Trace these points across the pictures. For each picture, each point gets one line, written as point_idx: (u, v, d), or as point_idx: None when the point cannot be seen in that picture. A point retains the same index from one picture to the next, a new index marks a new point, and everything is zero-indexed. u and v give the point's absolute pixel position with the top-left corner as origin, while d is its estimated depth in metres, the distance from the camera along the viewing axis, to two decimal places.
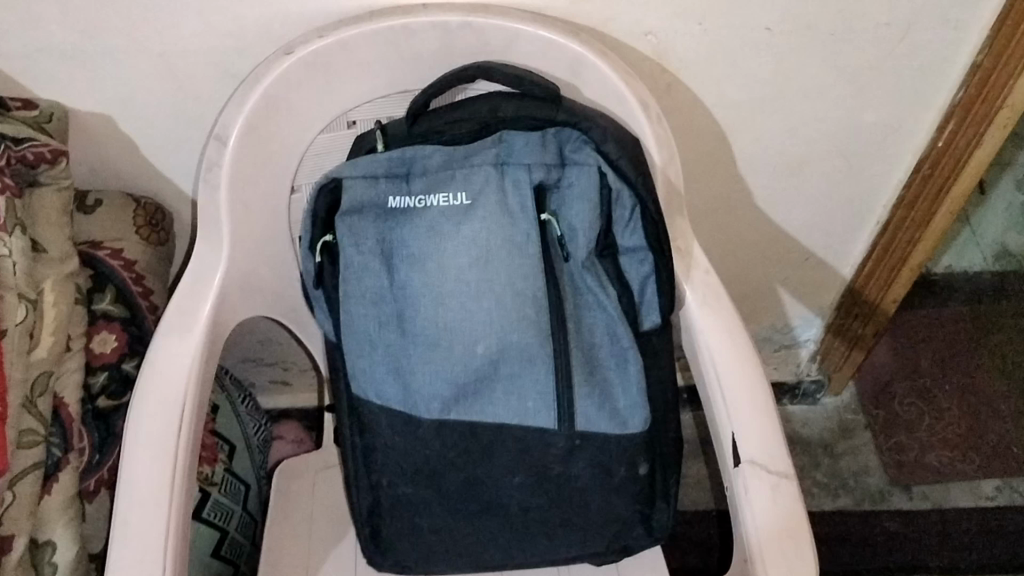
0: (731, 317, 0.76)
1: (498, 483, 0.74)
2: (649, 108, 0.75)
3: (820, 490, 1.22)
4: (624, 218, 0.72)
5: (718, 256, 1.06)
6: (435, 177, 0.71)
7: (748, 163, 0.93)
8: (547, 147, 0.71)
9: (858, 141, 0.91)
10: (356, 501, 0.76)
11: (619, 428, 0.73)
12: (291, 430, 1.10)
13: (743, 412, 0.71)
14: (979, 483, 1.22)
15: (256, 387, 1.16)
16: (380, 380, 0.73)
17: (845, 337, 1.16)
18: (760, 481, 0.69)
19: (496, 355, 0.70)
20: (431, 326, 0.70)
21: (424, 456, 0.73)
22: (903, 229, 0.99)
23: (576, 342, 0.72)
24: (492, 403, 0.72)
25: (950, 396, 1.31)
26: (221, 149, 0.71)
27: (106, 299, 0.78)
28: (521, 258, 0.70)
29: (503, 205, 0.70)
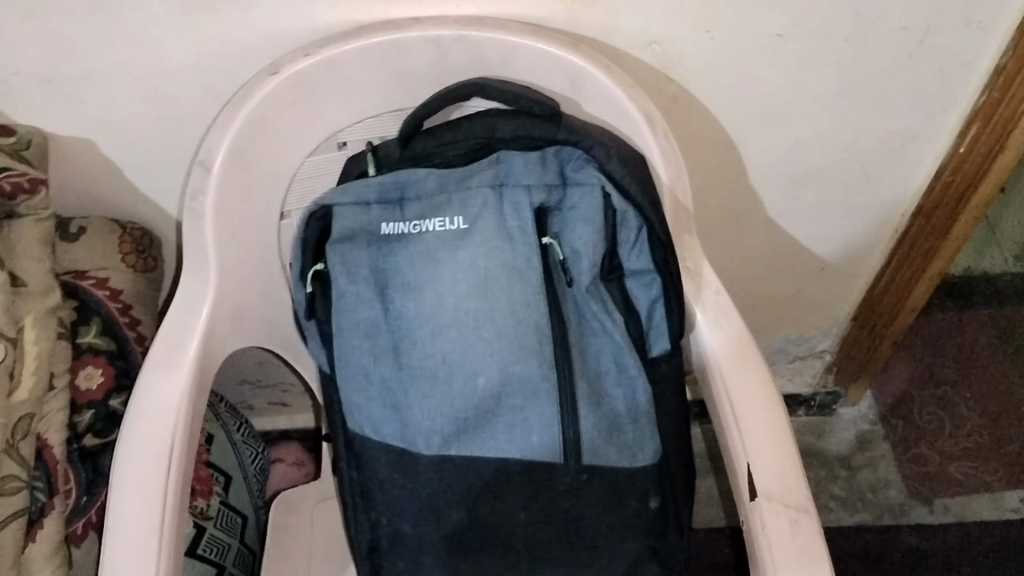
0: (744, 339, 0.72)
1: (501, 519, 0.70)
2: (655, 123, 0.71)
3: (837, 504, 1.18)
4: (630, 239, 0.69)
5: (725, 270, 1.03)
6: (430, 203, 0.68)
7: (759, 174, 0.89)
8: (546, 167, 0.67)
9: (875, 148, 0.87)
10: (355, 536, 0.73)
11: (630, 461, 0.70)
12: (290, 453, 1.06)
13: (758, 441, 0.68)
14: (1003, 495, 1.19)
15: (255, 410, 1.14)
16: (377, 415, 0.70)
17: (863, 349, 1.12)
18: (777, 516, 0.65)
19: (497, 387, 0.67)
20: (427, 358, 0.67)
21: (423, 496, 0.69)
22: (924, 237, 0.95)
23: (582, 373, 0.68)
24: (494, 436, 0.68)
25: (971, 404, 1.27)
26: (205, 175, 0.68)
27: (92, 332, 0.75)
28: (521, 284, 0.67)
29: (502, 229, 0.67)
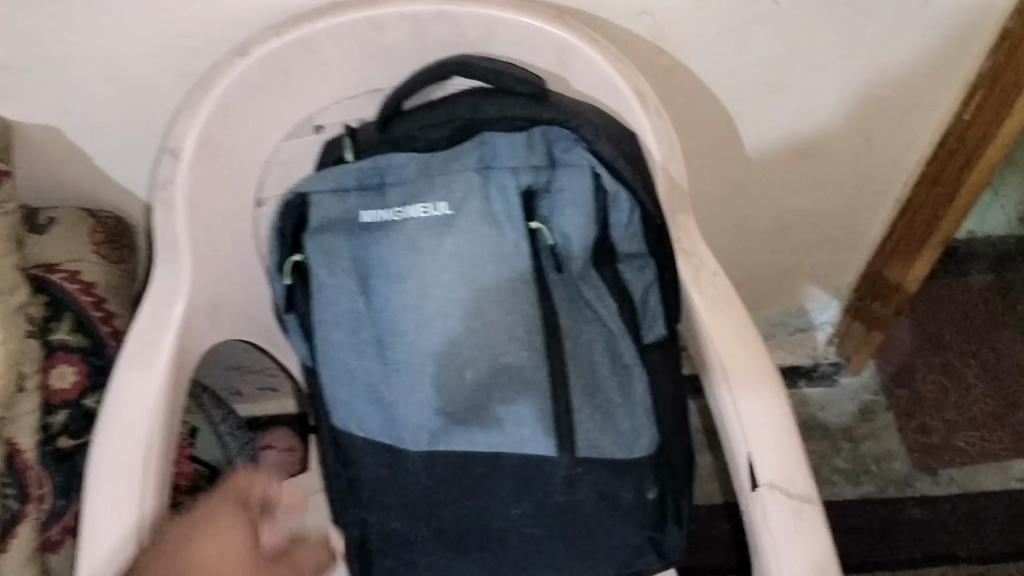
0: (744, 322, 0.68)
1: (495, 515, 0.67)
2: (647, 100, 0.68)
3: (840, 478, 1.16)
4: (622, 222, 0.66)
5: (719, 245, 1.00)
6: (411, 187, 0.64)
7: (756, 147, 0.86)
8: (533, 148, 0.64)
9: (877, 117, 0.84)
10: (344, 533, 0.70)
11: (625, 452, 0.67)
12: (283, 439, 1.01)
13: (760, 428, 0.65)
14: (1008, 463, 1.17)
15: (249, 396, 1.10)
16: (362, 412, 0.67)
17: (864, 321, 1.10)
18: (779, 507, 0.63)
19: (486, 380, 0.64)
20: (413, 352, 0.64)
21: (412, 491, 0.67)
22: (927, 206, 0.92)
23: (573, 362, 0.65)
24: (485, 431, 0.65)
25: (975, 371, 1.24)
26: (174, 164, 0.64)
27: (63, 328, 0.72)
28: (510, 273, 0.64)
29: (487, 214, 0.64)
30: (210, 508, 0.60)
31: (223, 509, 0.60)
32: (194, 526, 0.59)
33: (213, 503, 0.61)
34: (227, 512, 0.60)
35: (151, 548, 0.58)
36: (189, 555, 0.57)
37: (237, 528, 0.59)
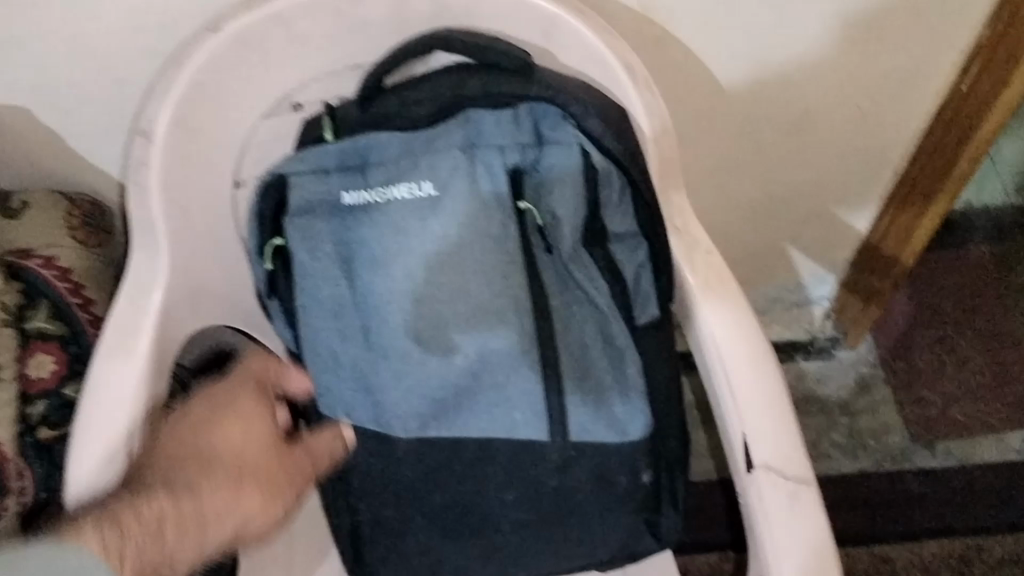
0: (739, 301, 0.66)
1: (487, 500, 0.66)
2: (635, 70, 0.66)
3: (838, 452, 1.15)
4: (613, 200, 0.64)
5: (712, 220, 0.98)
6: (395, 167, 0.62)
7: (751, 121, 0.84)
8: (520, 125, 0.62)
9: (874, 87, 0.82)
10: (334, 517, 0.69)
11: (620, 437, 0.64)
12: None
13: (757, 409, 0.63)
14: (1006, 436, 1.16)
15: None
16: (348, 399, 0.64)
17: (860, 294, 1.09)
18: (775, 488, 0.62)
19: (476, 366, 0.62)
20: (400, 338, 0.62)
21: (403, 477, 0.66)
22: (925, 178, 0.91)
23: (565, 345, 0.63)
24: (474, 416, 0.63)
25: (973, 343, 1.23)
26: (147, 145, 0.62)
27: (40, 315, 0.70)
28: (498, 254, 0.62)
29: (474, 193, 0.62)
30: (230, 387, 0.64)
31: (244, 390, 0.64)
32: (216, 407, 0.62)
33: (234, 381, 0.64)
34: (247, 393, 0.64)
35: (178, 420, 0.62)
36: (211, 438, 0.61)
37: (259, 413, 0.63)
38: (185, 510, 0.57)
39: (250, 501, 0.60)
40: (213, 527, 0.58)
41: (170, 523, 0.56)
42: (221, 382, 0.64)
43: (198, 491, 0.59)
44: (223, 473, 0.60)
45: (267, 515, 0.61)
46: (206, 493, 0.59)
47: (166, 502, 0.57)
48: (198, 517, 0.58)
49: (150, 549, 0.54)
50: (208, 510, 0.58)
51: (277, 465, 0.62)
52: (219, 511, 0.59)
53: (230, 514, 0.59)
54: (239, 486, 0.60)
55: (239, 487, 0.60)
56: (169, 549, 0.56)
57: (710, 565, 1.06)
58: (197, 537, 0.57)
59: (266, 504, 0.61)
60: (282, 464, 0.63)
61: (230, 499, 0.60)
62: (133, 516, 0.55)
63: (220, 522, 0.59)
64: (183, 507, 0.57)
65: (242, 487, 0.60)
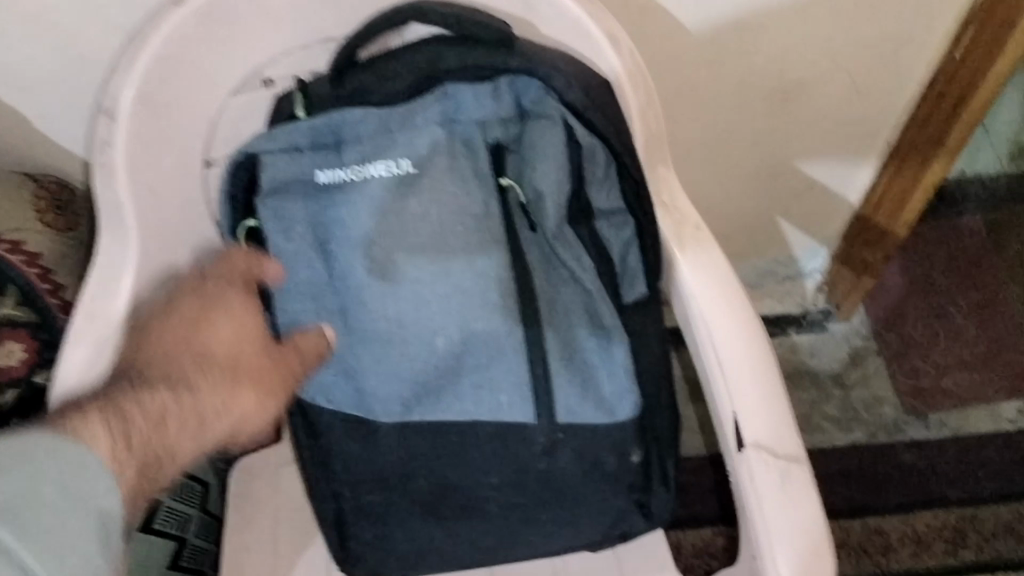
0: (727, 276, 0.65)
1: (472, 484, 0.64)
2: (620, 41, 0.64)
3: (831, 425, 1.14)
4: (597, 175, 0.63)
5: (699, 194, 0.96)
6: (371, 145, 0.60)
7: (740, 91, 0.82)
8: (501, 100, 0.61)
9: (866, 56, 0.81)
10: (318, 507, 0.66)
11: (608, 417, 0.63)
12: None
13: (747, 388, 0.62)
14: (1000, 406, 1.15)
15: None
16: (328, 382, 0.63)
17: (853, 266, 1.07)
18: (766, 468, 0.60)
19: (458, 348, 0.60)
20: (380, 322, 0.60)
21: (384, 462, 0.64)
22: (917, 148, 0.90)
23: (550, 325, 0.62)
24: (459, 398, 0.62)
25: (965, 313, 1.22)
26: (110, 125, 0.60)
27: (9, 303, 0.66)
28: (479, 233, 0.60)
29: (455, 171, 0.60)
30: (221, 279, 0.61)
31: (234, 283, 0.61)
32: (205, 304, 0.60)
33: (223, 275, 0.61)
34: (237, 288, 0.61)
35: (168, 313, 0.61)
36: (204, 332, 0.60)
37: (248, 310, 0.61)
38: (183, 407, 0.58)
39: (244, 401, 0.60)
40: (211, 424, 0.59)
41: (169, 419, 0.57)
42: (210, 274, 0.62)
43: (194, 387, 0.59)
44: (217, 373, 0.60)
45: (262, 413, 0.61)
46: (202, 390, 0.59)
47: (165, 398, 0.58)
48: (195, 413, 0.58)
49: (152, 442, 0.56)
50: (206, 407, 0.59)
51: (270, 366, 0.61)
52: (216, 409, 0.59)
53: (226, 412, 0.60)
54: (233, 386, 0.60)
55: (234, 386, 0.60)
56: (169, 445, 0.57)
57: (702, 541, 1.05)
58: (196, 433, 0.59)
59: (261, 404, 0.60)
60: (273, 363, 0.61)
61: (224, 398, 0.60)
62: (134, 408, 0.56)
63: (218, 418, 0.59)
64: (181, 402, 0.58)
65: (236, 387, 0.60)
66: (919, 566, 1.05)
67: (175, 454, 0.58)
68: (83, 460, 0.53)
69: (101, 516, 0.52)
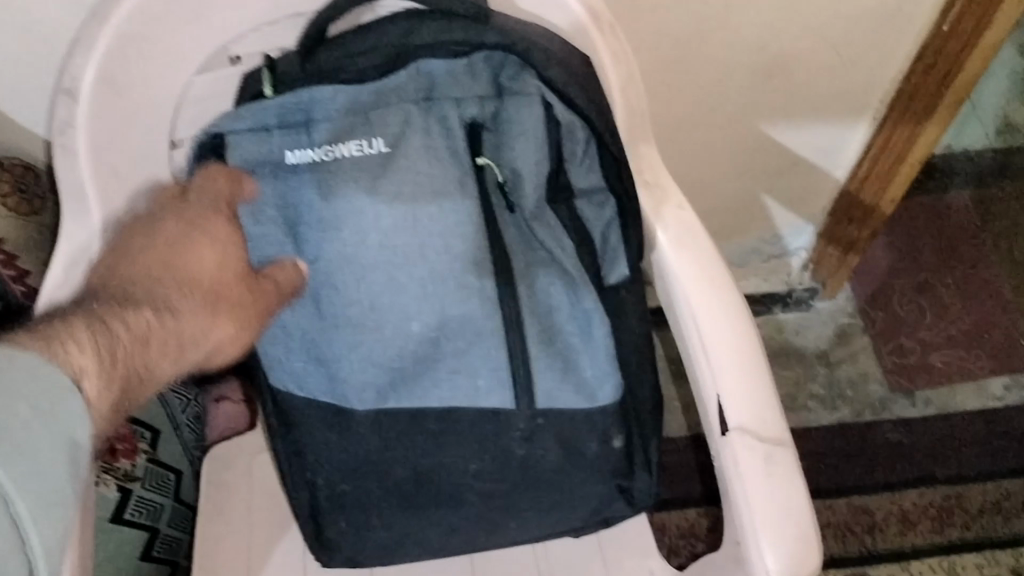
0: (710, 256, 0.63)
1: (450, 472, 0.63)
2: (601, 19, 0.63)
3: (817, 404, 1.13)
4: (576, 154, 0.61)
5: (683, 171, 0.94)
6: (342, 122, 0.58)
7: (724, 65, 0.80)
8: (477, 77, 0.59)
9: (853, 29, 0.79)
10: (293, 496, 0.65)
11: (589, 402, 0.62)
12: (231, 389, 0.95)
13: (731, 370, 0.61)
14: (986, 383, 1.14)
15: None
16: (301, 370, 0.62)
17: (840, 245, 1.06)
18: (750, 452, 0.59)
19: (435, 332, 0.59)
20: (355, 306, 0.59)
21: (359, 451, 0.62)
22: (904, 123, 0.88)
23: (529, 308, 0.60)
24: (437, 384, 0.61)
25: (951, 290, 1.21)
26: (71, 105, 0.58)
27: None
28: (455, 213, 0.58)
29: (430, 150, 0.58)
30: (201, 203, 0.57)
31: (215, 207, 0.58)
32: (189, 227, 0.56)
33: (205, 197, 0.57)
34: (218, 213, 0.58)
35: (146, 236, 0.56)
36: (186, 257, 0.56)
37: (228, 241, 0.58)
38: (165, 327, 0.53)
39: (222, 331, 0.56)
40: (189, 349, 0.54)
41: (152, 340, 0.52)
42: (189, 197, 0.58)
43: (177, 311, 0.54)
44: (199, 295, 0.55)
45: (237, 345, 0.57)
46: (184, 313, 0.54)
47: (149, 318, 0.52)
48: (177, 337, 0.53)
49: (135, 358, 0.50)
50: (187, 331, 0.54)
51: (249, 296, 0.57)
52: (196, 335, 0.55)
53: (205, 340, 0.55)
54: (213, 313, 0.55)
55: (213, 315, 0.55)
56: (150, 364, 0.51)
57: (688, 522, 1.05)
58: (177, 356, 0.53)
59: (238, 335, 0.57)
60: (252, 294, 0.57)
61: (205, 324, 0.55)
62: (120, 321, 0.51)
63: (197, 344, 0.55)
64: (164, 323, 0.53)
65: (216, 315, 0.56)
66: (904, 544, 1.04)
67: (151, 376, 0.52)
68: (60, 386, 0.45)
69: (72, 447, 0.45)
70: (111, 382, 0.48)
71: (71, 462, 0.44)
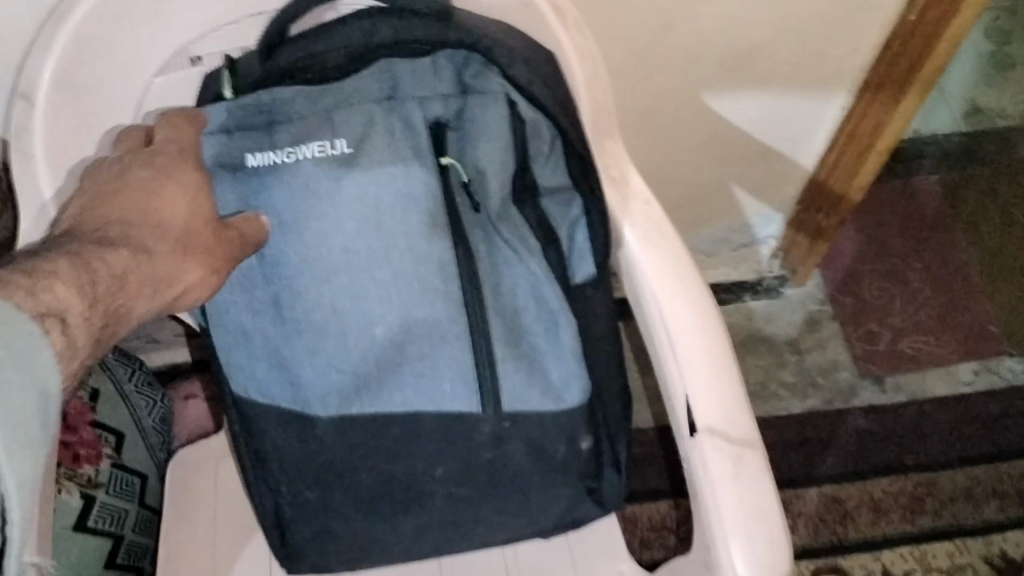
0: (679, 254, 0.63)
1: (418, 477, 0.62)
2: (565, 14, 0.62)
3: (787, 392, 1.13)
4: (542, 153, 0.60)
5: (648, 164, 0.93)
6: (303, 124, 0.56)
7: (691, 56, 0.79)
8: (439, 74, 0.58)
9: (819, 20, 0.79)
10: (258, 503, 0.64)
11: (556, 405, 0.61)
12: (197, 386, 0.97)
13: (701, 371, 0.60)
14: (955, 368, 1.15)
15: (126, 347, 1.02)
16: (263, 377, 0.61)
17: (808, 232, 1.06)
18: (719, 453, 0.58)
19: (398, 336, 0.58)
20: (318, 312, 0.58)
21: (326, 459, 0.61)
22: (872, 113, 0.88)
23: (495, 310, 0.60)
24: (402, 389, 0.60)
25: (920, 274, 1.21)
26: (29, 109, 0.56)
27: None
28: (418, 216, 0.57)
29: (394, 148, 0.57)
30: (170, 151, 0.54)
31: (183, 156, 0.55)
32: (157, 172, 0.53)
33: (173, 144, 0.55)
34: (186, 162, 0.55)
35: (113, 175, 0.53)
36: (155, 199, 0.52)
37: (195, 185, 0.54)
38: (141, 270, 0.50)
39: (192, 276, 0.52)
40: (162, 292, 0.51)
41: (130, 279, 0.49)
42: (154, 144, 0.55)
43: (150, 252, 0.50)
44: (170, 239, 0.52)
45: (204, 291, 0.53)
46: (157, 255, 0.51)
47: (125, 258, 0.49)
48: (150, 279, 0.50)
49: (115, 298, 0.48)
50: (160, 272, 0.51)
51: (217, 243, 0.54)
52: (164, 279, 0.51)
53: (175, 283, 0.52)
54: (185, 255, 0.52)
55: (185, 259, 0.52)
56: (122, 304, 0.48)
57: (659, 514, 1.05)
58: (150, 300, 0.50)
59: (210, 280, 0.53)
60: (218, 241, 0.54)
61: (175, 266, 0.52)
62: (98, 261, 0.48)
63: (167, 287, 0.51)
64: (140, 265, 0.50)
65: (186, 258, 0.52)
66: (875, 534, 1.05)
67: (128, 316, 0.49)
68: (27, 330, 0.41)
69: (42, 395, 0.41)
70: (91, 319, 0.46)
71: (39, 404, 0.41)
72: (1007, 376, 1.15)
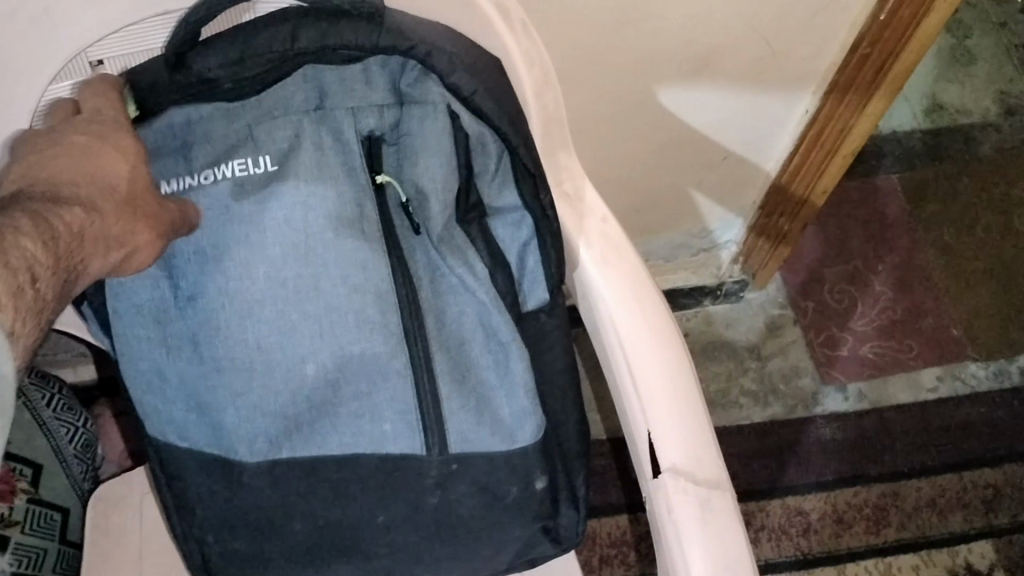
0: (638, 275, 0.58)
1: (357, 525, 0.57)
2: (510, 14, 0.56)
3: (749, 400, 1.09)
4: (489, 169, 0.55)
5: (599, 170, 0.88)
6: (221, 141, 0.51)
7: (649, 57, 0.74)
8: (373, 84, 0.52)
9: (784, 20, 0.74)
10: (185, 550, 0.58)
11: (507, 444, 0.56)
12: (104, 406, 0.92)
13: (664, 404, 0.55)
14: (919, 373, 1.12)
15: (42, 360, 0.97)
16: (181, 419, 0.55)
17: (770, 237, 1.02)
18: (685, 497, 0.53)
19: (332, 375, 0.53)
20: (239, 349, 0.52)
21: (255, 506, 0.56)
22: (836, 117, 0.83)
23: (439, 342, 0.54)
24: (337, 430, 0.54)
25: (882, 277, 1.18)
26: None
27: None
28: (353, 242, 0.51)
29: (322, 167, 0.51)
30: (106, 123, 0.48)
31: (124, 127, 0.48)
32: (96, 138, 0.46)
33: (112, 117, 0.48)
34: (128, 133, 0.47)
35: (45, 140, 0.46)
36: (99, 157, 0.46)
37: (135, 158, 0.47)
38: (96, 227, 0.44)
39: (141, 238, 0.47)
40: (111, 250, 0.45)
41: (86, 237, 0.44)
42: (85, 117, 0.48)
43: (101, 208, 0.45)
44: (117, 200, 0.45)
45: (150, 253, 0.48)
46: (110, 212, 0.45)
47: (80, 214, 0.43)
48: (105, 237, 0.45)
49: (72, 254, 0.43)
50: (113, 231, 0.45)
51: (156, 210, 0.47)
52: (114, 238, 0.45)
53: (124, 244, 0.46)
54: (134, 216, 0.46)
55: (134, 217, 0.46)
56: (78, 261, 0.43)
57: (618, 529, 1.01)
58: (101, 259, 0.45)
59: (156, 244, 0.47)
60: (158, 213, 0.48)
61: (126, 225, 0.46)
62: (53, 213, 0.42)
63: (116, 249, 0.46)
64: (94, 222, 0.44)
65: (135, 219, 0.46)
66: (840, 547, 1.02)
67: (82, 274, 0.44)
68: None
69: None
70: (52, 278, 0.41)
71: None
72: (971, 383, 1.12)
